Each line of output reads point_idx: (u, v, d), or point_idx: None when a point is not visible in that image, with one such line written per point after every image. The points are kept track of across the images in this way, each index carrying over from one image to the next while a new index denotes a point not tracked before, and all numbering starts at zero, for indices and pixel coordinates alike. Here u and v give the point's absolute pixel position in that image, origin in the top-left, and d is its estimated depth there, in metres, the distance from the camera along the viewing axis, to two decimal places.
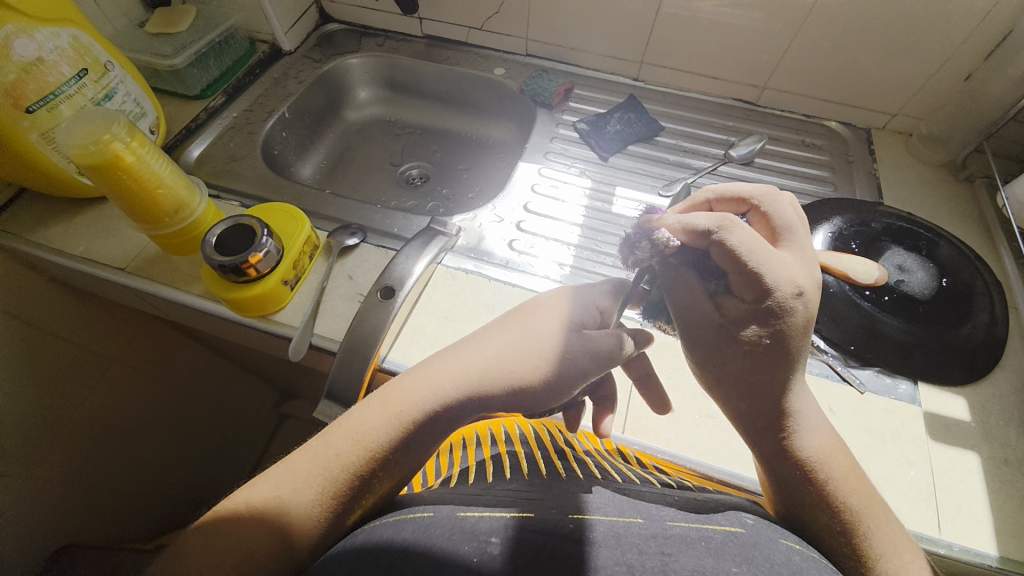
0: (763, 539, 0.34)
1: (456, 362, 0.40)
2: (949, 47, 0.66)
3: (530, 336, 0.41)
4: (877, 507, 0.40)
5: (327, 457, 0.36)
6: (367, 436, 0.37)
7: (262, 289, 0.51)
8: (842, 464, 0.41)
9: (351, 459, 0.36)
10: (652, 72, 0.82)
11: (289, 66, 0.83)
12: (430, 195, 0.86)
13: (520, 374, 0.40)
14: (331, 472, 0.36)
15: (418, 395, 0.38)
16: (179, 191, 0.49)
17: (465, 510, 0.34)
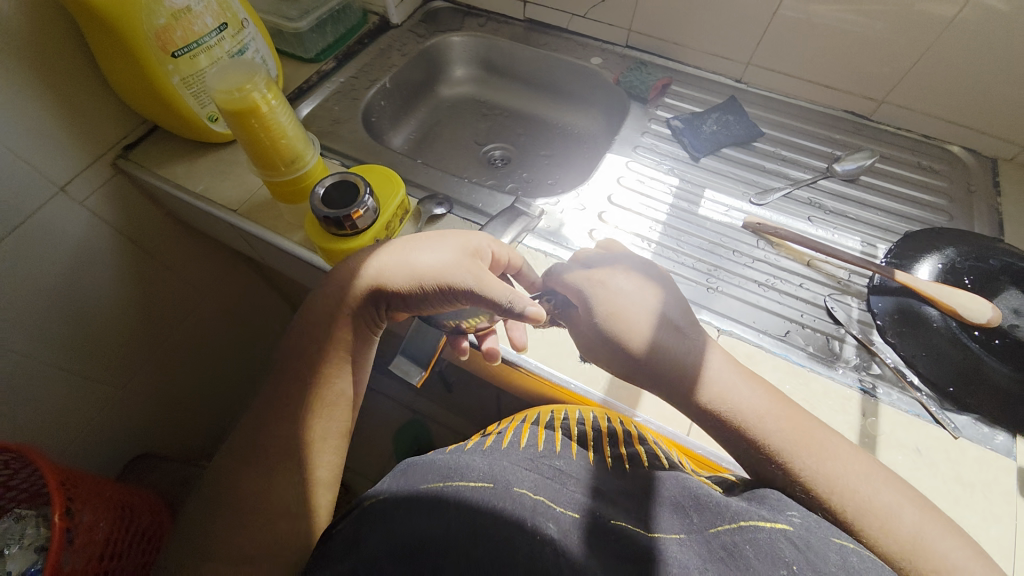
0: (814, 539, 0.34)
1: (371, 275, 0.48)
2: None
3: (428, 254, 0.48)
4: (912, 522, 0.38)
5: (306, 367, 0.48)
6: (338, 347, 0.49)
7: (358, 244, 0.54)
8: (858, 481, 0.39)
9: (334, 357, 0.49)
10: (758, 75, 0.78)
11: (395, 38, 0.87)
12: (511, 177, 0.87)
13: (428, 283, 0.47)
14: (320, 378, 0.48)
15: (355, 303, 0.49)
16: (298, 144, 0.53)
17: (518, 485, 0.39)
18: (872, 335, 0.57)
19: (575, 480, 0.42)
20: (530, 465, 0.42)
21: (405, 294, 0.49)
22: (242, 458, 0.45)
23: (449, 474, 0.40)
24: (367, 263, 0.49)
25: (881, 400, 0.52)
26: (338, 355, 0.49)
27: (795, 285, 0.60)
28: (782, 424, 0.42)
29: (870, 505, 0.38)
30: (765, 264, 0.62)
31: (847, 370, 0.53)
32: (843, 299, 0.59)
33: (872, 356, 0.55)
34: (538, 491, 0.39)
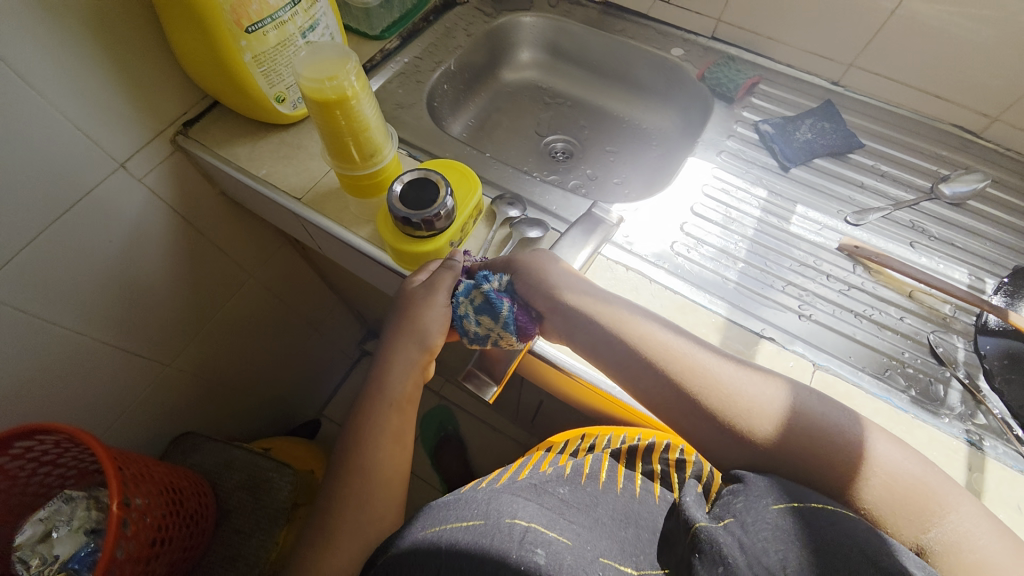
0: (755, 519, 0.33)
1: (398, 336, 0.50)
2: None
3: (427, 309, 0.49)
4: (872, 456, 0.39)
5: (362, 441, 0.48)
6: (389, 416, 0.49)
7: (433, 246, 0.51)
8: (808, 424, 0.40)
9: (388, 425, 0.49)
10: (858, 78, 0.71)
11: (462, 16, 0.82)
12: (574, 172, 0.82)
13: (432, 340, 0.50)
14: (379, 448, 0.48)
15: (393, 364, 0.50)
16: (378, 137, 0.50)
17: (511, 518, 0.40)
18: (979, 380, 0.52)
19: (581, 497, 0.47)
20: (530, 492, 0.46)
21: (431, 348, 0.50)
22: (315, 546, 0.45)
23: (445, 517, 0.42)
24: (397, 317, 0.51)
25: (990, 455, 0.47)
26: (391, 422, 0.49)
27: (894, 318, 0.55)
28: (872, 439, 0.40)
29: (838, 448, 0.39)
30: (862, 292, 0.57)
31: (952, 419, 0.49)
32: (946, 337, 0.54)
33: (978, 405, 0.50)
34: (534, 518, 0.41)
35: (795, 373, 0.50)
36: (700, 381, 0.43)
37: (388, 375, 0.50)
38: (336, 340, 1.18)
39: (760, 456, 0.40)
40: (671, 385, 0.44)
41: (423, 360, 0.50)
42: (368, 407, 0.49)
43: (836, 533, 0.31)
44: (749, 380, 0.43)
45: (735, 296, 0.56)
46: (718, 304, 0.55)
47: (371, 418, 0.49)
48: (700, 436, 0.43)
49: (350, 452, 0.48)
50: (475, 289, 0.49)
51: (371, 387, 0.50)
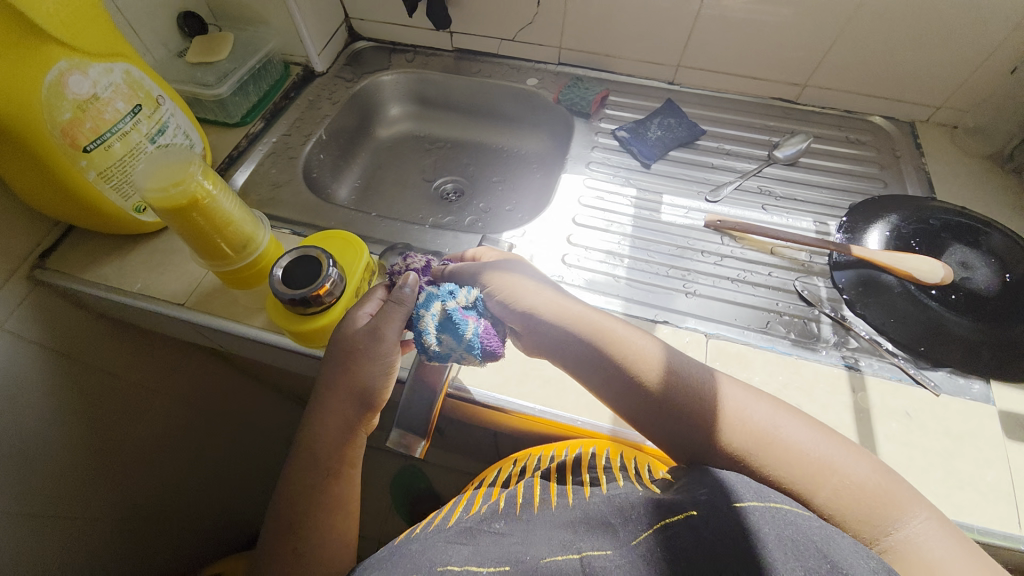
0: (716, 511, 0.35)
1: (331, 401, 0.47)
2: (999, 36, 0.65)
3: (367, 362, 0.47)
4: (838, 465, 0.40)
5: (297, 517, 0.46)
6: (327, 488, 0.47)
7: (328, 318, 0.51)
8: (771, 432, 0.42)
9: (326, 499, 0.47)
10: (688, 75, 0.81)
11: (322, 87, 0.84)
12: (467, 209, 0.86)
13: (369, 398, 0.47)
14: (318, 522, 0.46)
15: (328, 432, 0.47)
16: (246, 226, 0.50)
17: (443, 566, 0.40)
18: (843, 310, 0.59)
19: (512, 531, 0.46)
20: (467, 534, 0.46)
21: (370, 405, 0.47)
22: None
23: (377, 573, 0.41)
24: (331, 378, 0.47)
25: (866, 372, 0.53)
26: (330, 495, 0.47)
27: (764, 275, 0.62)
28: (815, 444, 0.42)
29: (806, 455, 0.41)
30: (734, 260, 0.63)
31: (829, 350, 0.55)
32: (809, 280, 0.61)
33: (848, 330, 0.57)
34: (469, 561, 0.41)
35: (691, 346, 0.55)
36: (666, 391, 0.45)
37: (319, 446, 0.47)
38: (276, 431, 1.12)
39: (721, 456, 0.42)
40: (636, 393, 0.45)
41: (361, 424, 0.48)
42: (302, 479, 0.47)
43: (785, 528, 0.33)
44: (717, 390, 0.45)
45: (626, 290, 0.60)
46: (612, 301, 0.59)
47: (308, 492, 0.47)
48: (670, 440, 0.44)
49: (286, 531, 0.46)
50: (440, 305, 0.47)
51: (304, 458, 0.47)
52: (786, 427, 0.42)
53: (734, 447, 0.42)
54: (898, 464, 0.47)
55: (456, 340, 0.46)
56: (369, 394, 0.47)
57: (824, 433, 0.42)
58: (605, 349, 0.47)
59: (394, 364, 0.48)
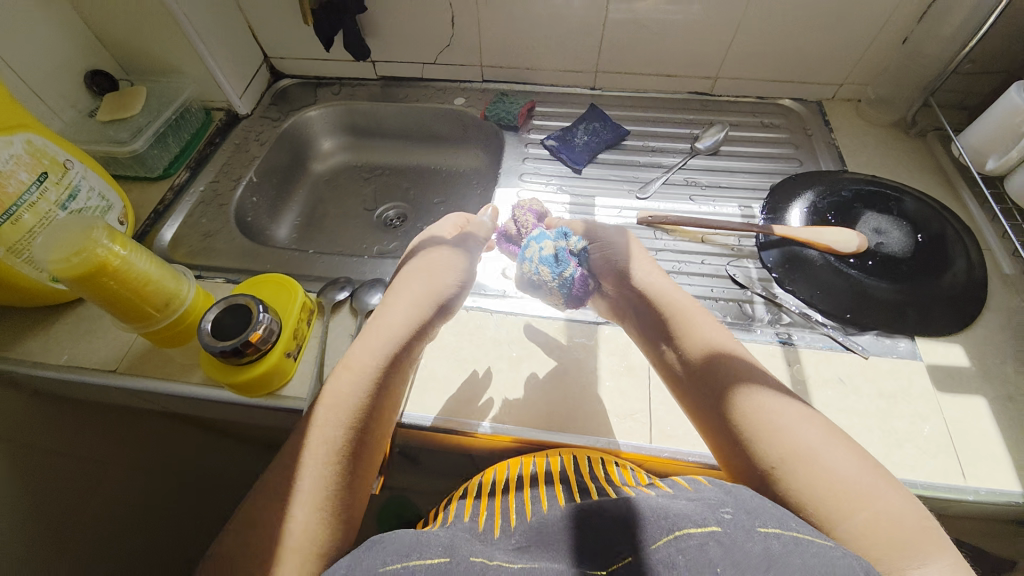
0: (739, 533, 0.33)
1: (379, 317, 0.50)
2: (883, 14, 0.68)
3: (445, 272, 0.54)
4: (879, 524, 0.35)
5: (311, 440, 0.43)
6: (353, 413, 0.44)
7: (266, 365, 0.50)
8: (817, 462, 0.38)
9: (348, 424, 0.44)
10: (607, 79, 0.84)
11: (248, 129, 0.83)
12: (412, 233, 0.86)
13: (433, 302, 0.52)
14: (328, 448, 0.43)
15: (372, 349, 0.47)
16: (167, 282, 0.49)
17: (475, 556, 0.36)
18: (774, 288, 0.61)
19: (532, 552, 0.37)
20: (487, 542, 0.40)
21: (418, 337, 0.49)
22: None
23: (406, 550, 0.35)
24: (392, 314, 0.50)
25: (800, 345, 0.55)
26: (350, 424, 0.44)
27: (698, 263, 0.64)
28: (855, 472, 0.38)
29: (853, 502, 0.36)
30: (668, 252, 0.65)
31: (764, 328, 0.57)
32: (740, 263, 0.64)
33: (779, 307, 0.59)
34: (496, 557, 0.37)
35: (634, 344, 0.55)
36: (727, 379, 0.44)
37: (362, 381, 0.45)
38: None
39: (769, 447, 0.40)
40: (693, 366, 0.46)
41: (405, 351, 0.48)
42: (327, 399, 0.45)
43: (814, 556, 0.30)
44: (780, 409, 0.42)
45: None
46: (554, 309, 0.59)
47: (331, 412, 0.44)
48: (705, 412, 0.44)
49: (295, 452, 0.43)
50: (549, 244, 0.57)
51: (340, 375, 0.46)
52: (842, 467, 0.38)
53: (774, 457, 0.40)
54: None
55: (547, 279, 0.55)
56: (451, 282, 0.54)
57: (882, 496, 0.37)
58: (670, 331, 0.49)
59: (473, 252, 0.58)
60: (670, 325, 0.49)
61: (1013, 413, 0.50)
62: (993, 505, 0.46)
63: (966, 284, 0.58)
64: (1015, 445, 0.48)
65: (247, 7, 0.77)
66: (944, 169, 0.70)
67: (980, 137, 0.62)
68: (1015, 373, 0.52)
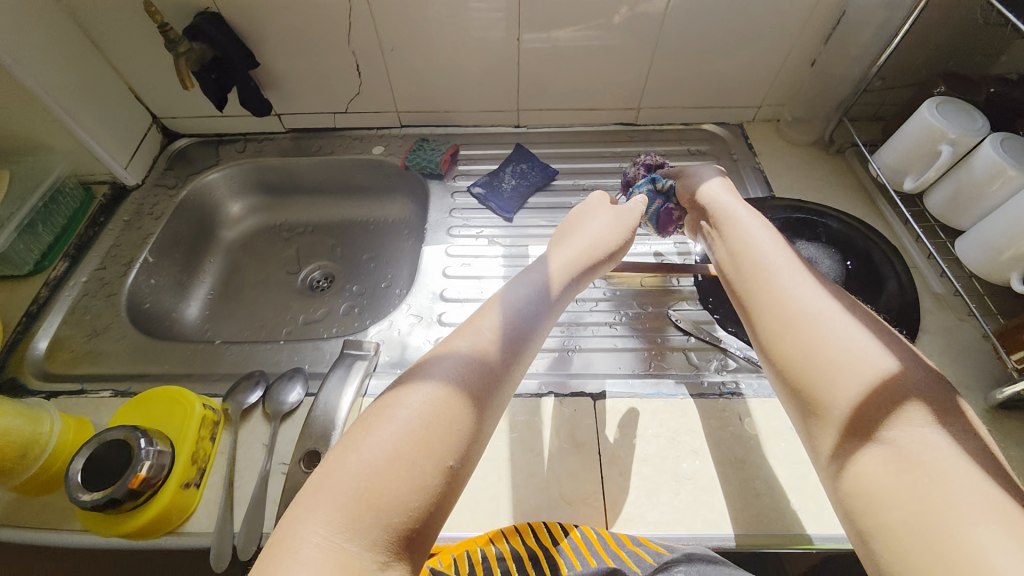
0: None
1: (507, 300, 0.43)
2: (791, 39, 0.69)
3: (605, 222, 0.53)
4: (925, 442, 0.32)
5: (411, 397, 0.34)
6: (460, 375, 0.36)
7: (158, 507, 0.43)
8: (884, 373, 0.35)
9: (459, 391, 0.35)
10: (530, 117, 0.81)
11: (140, 202, 0.74)
12: (342, 296, 0.78)
13: (562, 265, 0.47)
14: (435, 408, 0.34)
15: (493, 314, 0.41)
16: (21, 429, 0.42)
17: None
18: (717, 331, 0.58)
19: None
20: None
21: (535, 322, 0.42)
22: None
23: None
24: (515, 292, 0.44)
25: (750, 395, 0.52)
26: (465, 391, 0.35)
27: (639, 311, 0.61)
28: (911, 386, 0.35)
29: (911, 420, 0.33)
30: (608, 301, 0.62)
31: (712, 379, 0.54)
32: (681, 306, 0.61)
33: (724, 352, 0.56)
34: None
35: (579, 416, 0.51)
36: (796, 289, 0.42)
37: (478, 352, 0.38)
38: None
39: (839, 348, 0.37)
40: (766, 275, 0.44)
41: (525, 321, 0.42)
42: (445, 356, 0.38)
43: None
44: (850, 325, 0.38)
45: None
46: None
47: (447, 369, 0.36)
48: (806, 317, 0.40)
49: (391, 408, 0.34)
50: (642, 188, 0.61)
51: (461, 333, 0.40)
52: (923, 389, 0.35)
53: (832, 354, 0.37)
54: (797, 487, 0.47)
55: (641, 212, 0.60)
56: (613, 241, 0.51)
57: (952, 425, 0.33)
58: (756, 250, 0.46)
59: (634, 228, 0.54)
60: (755, 245, 0.47)
61: None
62: None
63: (901, 307, 0.58)
64: None
65: (125, 68, 0.70)
66: (865, 187, 0.71)
67: (898, 157, 0.62)
68: None
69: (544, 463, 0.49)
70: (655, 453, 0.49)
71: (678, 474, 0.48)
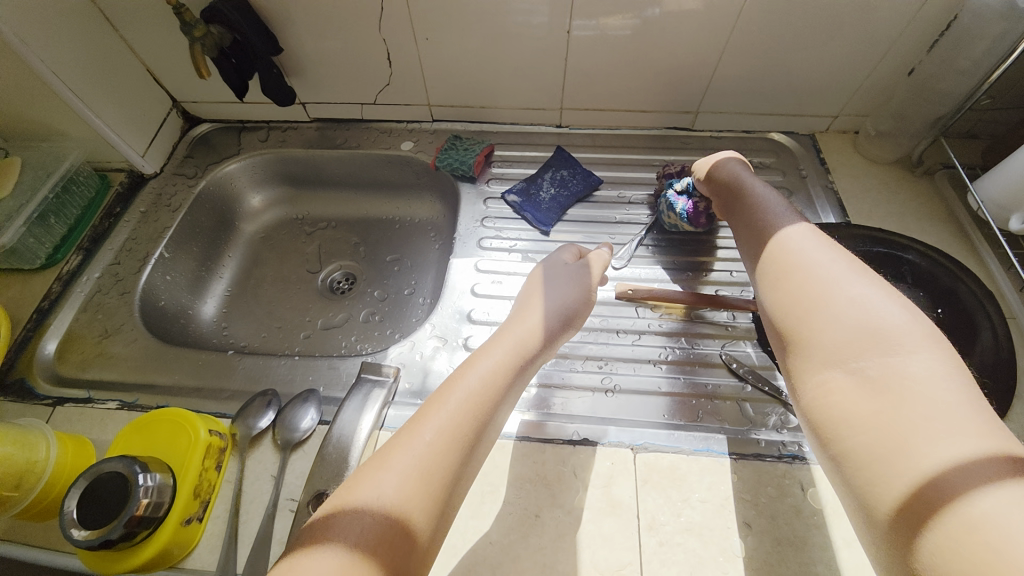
0: None
1: (474, 358, 0.40)
2: (887, 41, 0.59)
3: (564, 283, 0.49)
4: (893, 368, 0.31)
5: (374, 487, 0.31)
6: (419, 459, 0.32)
7: (158, 545, 0.40)
8: (866, 308, 0.34)
9: (433, 457, 0.33)
10: (574, 116, 0.74)
11: (158, 192, 0.70)
12: (362, 301, 0.74)
13: (536, 324, 0.44)
14: (403, 488, 0.31)
15: (473, 368, 0.39)
16: (14, 456, 0.39)
17: None
18: (778, 380, 0.52)
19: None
20: None
21: (497, 377, 0.39)
22: None
23: None
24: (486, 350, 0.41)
25: (815, 461, 0.46)
26: (443, 450, 0.33)
27: (688, 348, 0.55)
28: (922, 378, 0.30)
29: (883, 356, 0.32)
30: (653, 334, 0.56)
31: (770, 438, 0.48)
32: (737, 347, 0.55)
33: (785, 406, 0.50)
34: None
35: (617, 471, 0.46)
36: (804, 249, 0.40)
37: (438, 415, 0.35)
38: None
39: (836, 350, 0.33)
40: (776, 246, 0.42)
41: (492, 389, 0.38)
42: (429, 414, 0.35)
43: None
44: (851, 322, 0.34)
45: (536, 399, 0.51)
46: (519, 423, 0.49)
47: (422, 437, 0.34)
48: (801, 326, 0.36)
49: (354, 494, 0.31)
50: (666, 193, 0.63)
51: (439, 395, 0.37)
52: (916, 355, 0.31)
53: (821, 348, 0.34)
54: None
55: (671, 215, 0.61)
56: (578, 308, 0.47)
57: (931, 351, 0.31)
58: (774, 227, 0.44)
59: (594, 286, 0.50)
60: (777, 221, 0.44)
61: None
62: None
63: (998, 367, 0.50)
64: None
65: (143, 51, 0.66)
66: (957, 218, 0.62)
67: (1004, 188, 0.54)
68: None
69: (575, 523, 0.43)
70: (702, 523, 0.43)
71: (727, 550, 0.42)
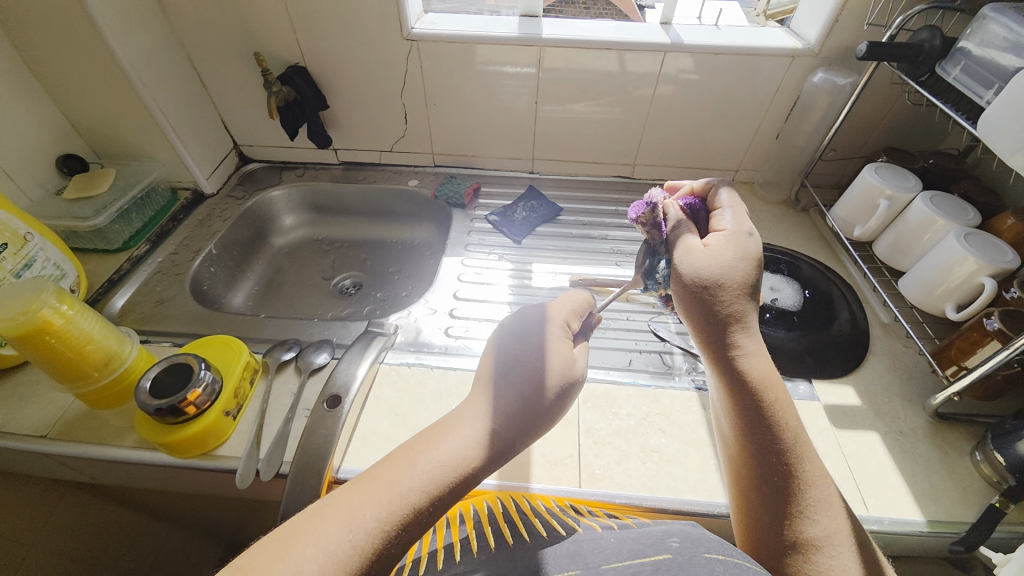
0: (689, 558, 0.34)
1: (485, 402, 0.41)
2: (759, 114, 0.83)
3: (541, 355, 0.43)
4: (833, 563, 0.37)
5: (408, 482, 0.35)
6: (430, 478, 0.36)
7: (203, 424, 0.51)
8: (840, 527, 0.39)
9: (438, 480, 0.36)
10: (544, 165, 0.96)
11: (211, 207, 0.89)
12: (365, 300, 0.89)
13: (511, 397, 0.40)
14: (419, 487, 0.35)
15: (427, 454, 0.37)
16: (110, 343, 0.52)
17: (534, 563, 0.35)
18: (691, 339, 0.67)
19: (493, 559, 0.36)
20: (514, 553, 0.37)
21: (503, 453, 0.39)
22: None
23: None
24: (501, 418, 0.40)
25: None
26: (447, 476, 0.36)
27: (623, 319, 0.71)
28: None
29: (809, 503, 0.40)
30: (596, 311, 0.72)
31: (682, 376, 0.62)
32: (661, 318, 0.71)
33: (695, 356, 0.65)
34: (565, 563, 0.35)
35: None
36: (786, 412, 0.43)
37: (447, 452, 0.37)
38: None
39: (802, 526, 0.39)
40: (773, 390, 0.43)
41: (479, 455, 0.38)
42: (379, 492, 0.35)
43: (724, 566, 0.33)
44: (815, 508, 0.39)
45: None
46: None
47: (364, 520, 0.33)
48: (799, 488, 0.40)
49: (398, 480, 0.35)
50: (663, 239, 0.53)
51: (386, 466, 0.37)
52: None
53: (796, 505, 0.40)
54: None
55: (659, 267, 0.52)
56: (551, 385, 0.42)
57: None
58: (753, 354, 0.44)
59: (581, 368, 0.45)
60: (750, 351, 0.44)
61: (903, 446, 0.56)
62: (903, 536, 0.51)
63: (853, 333, 0.67)
64: (911, 477, 0.54)
65: (221, 103, 0.88)
66: (825, 237, 0.82)
67: (848, 210, 0.74)
68: (902, 410, 0.60)
69: None
70: (628, 428, 0.56)
71: (646, 447, 0.54)
